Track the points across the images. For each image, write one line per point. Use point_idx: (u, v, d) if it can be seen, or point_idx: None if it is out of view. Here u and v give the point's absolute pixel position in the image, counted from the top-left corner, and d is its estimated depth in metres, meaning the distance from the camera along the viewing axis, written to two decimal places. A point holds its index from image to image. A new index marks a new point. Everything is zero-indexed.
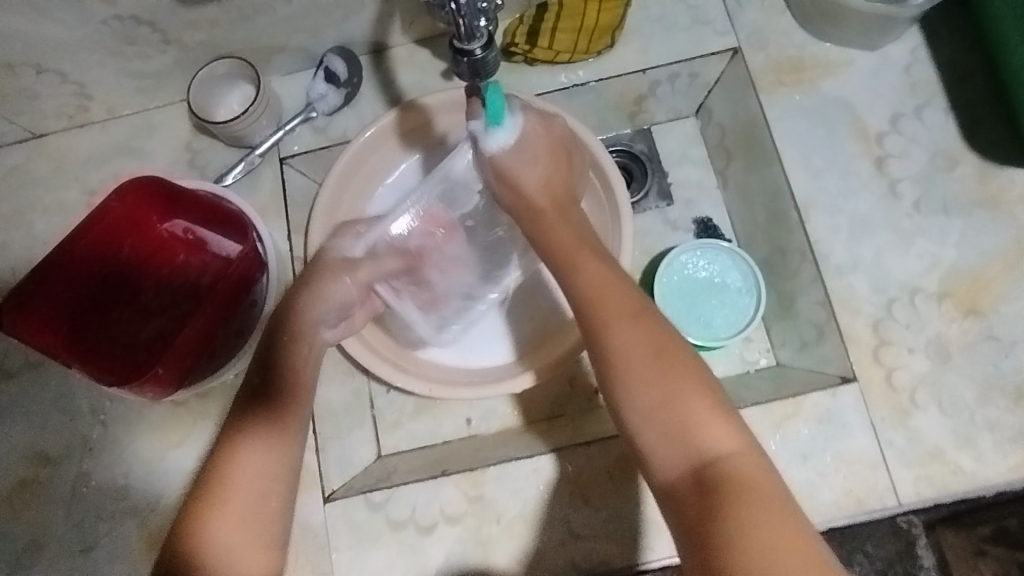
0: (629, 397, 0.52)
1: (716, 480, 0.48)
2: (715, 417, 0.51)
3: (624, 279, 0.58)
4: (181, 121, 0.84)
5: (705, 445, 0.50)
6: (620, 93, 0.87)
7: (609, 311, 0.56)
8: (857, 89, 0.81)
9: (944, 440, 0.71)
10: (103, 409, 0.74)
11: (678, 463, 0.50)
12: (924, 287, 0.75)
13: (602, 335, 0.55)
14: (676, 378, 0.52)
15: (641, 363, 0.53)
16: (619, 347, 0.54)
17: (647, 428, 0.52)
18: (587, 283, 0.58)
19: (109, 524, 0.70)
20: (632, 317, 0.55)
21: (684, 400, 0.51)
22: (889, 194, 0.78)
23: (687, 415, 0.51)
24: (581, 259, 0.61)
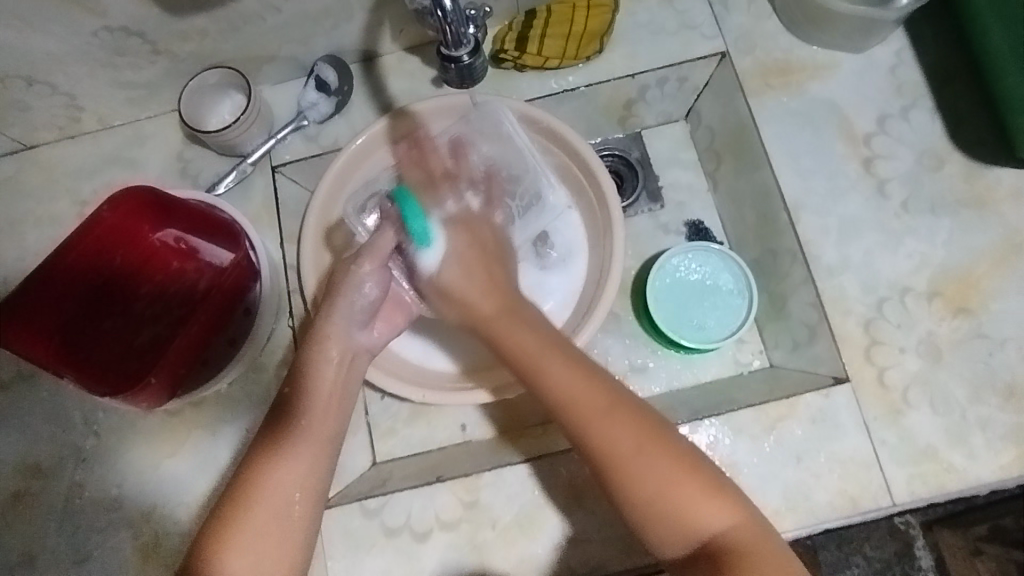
0: (626, 492, 0.52)
1: (723, 564, 0.51)
2: (717, 507, 0.52)
3: (593, 376, 0.55)
4: (173, 131, 0.84)
5: (709, 527, 0.52)
6: (610, 98, 0.88)
7: (588, 416, 0.54)
8: (844, 91, 0.82)
9: (936, 438, 0.71)
10: (96, 420, 0.73)
11: (682, 544, 0.52)
12: (914, 286, 0.76)
13: (588, 438, 0.54)
14: (671, 475, 0.52)
15: (639, 459, 0.52)
16: (605, 445, 0.53)
17: (646, 520, 0.52)
18: (553, 383, 0.55)
19: (103, 535, 0.70)
20: (616, 417, 0.54)
21: (680, 494, 0.52)
22: (877, 194, 0.79)
23: (687, 510, 0.52)
24: (546, 362, 0.56)
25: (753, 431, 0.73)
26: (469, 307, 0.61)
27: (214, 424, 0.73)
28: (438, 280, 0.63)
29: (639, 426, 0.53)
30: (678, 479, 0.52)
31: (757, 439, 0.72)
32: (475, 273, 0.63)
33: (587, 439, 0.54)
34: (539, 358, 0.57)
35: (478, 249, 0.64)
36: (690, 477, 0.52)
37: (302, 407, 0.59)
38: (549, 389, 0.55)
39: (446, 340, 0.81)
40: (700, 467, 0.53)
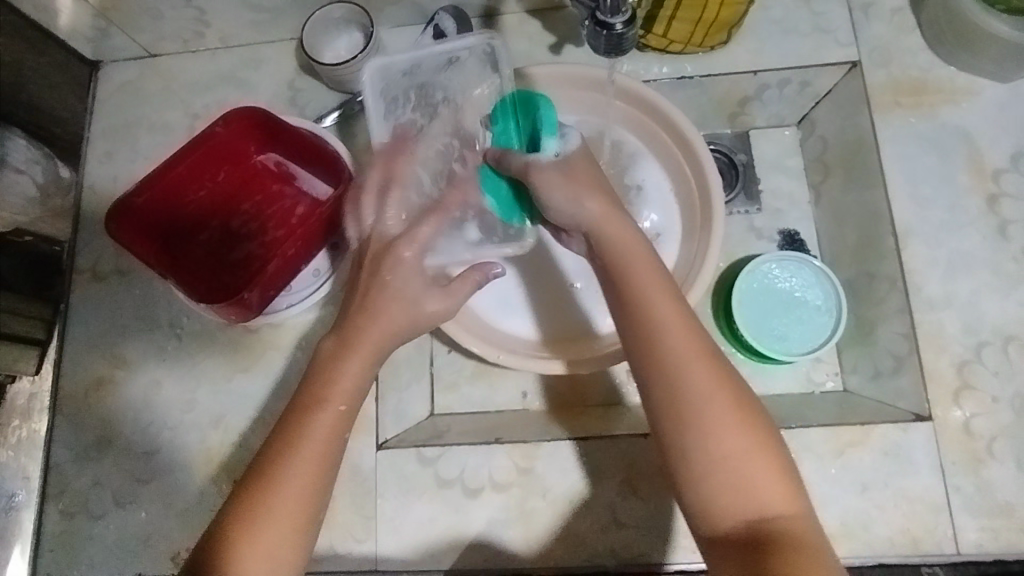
0: (688, 445, 0.51)
1: (773, 542, 0.48)
2: (777, 483, 0.50)
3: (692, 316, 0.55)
4: (288, 59, 0.85)
5: (768, 505, 0.49)
6: (726, 91, 0.85)
7: (680, 352, 0.53)
8: (979, 121, 0.78)
9: (1017, 495, 0.68)
10: (181, 324, 0.76)
11: (738, 515, 0.49)
12: (1020, 336, 0.72)
13: (672, 373, 0.52)
14: (746, 431, 0.51)
15: (712, 413, 0.51)
16: (689, 384, 0.52)
17: (711, 475, 0.50)
18: (654, 309, 0.55)
19: (173, 432, 0.73)
20: (704, 360, 0.53)
21: (751, 458, 0.50)
22: (997, 234, 0.75)
23: (750, 478, 0.50)
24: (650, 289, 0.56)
25: (821, 452, 0.71)
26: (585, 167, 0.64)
27: (289, 348, 0.75)
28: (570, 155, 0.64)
29: (724, 377, 0.52)
30: (746, 442, 0.51)
31: (823, 462, 0.71)
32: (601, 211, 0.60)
33: (666, 373, 0.52)
34: (647, 276, 0.56)
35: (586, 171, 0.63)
36: (760, 445, 0.51)
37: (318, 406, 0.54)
38: (644, 311, 0.55)
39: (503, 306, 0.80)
40: (772, 445, 0.51)
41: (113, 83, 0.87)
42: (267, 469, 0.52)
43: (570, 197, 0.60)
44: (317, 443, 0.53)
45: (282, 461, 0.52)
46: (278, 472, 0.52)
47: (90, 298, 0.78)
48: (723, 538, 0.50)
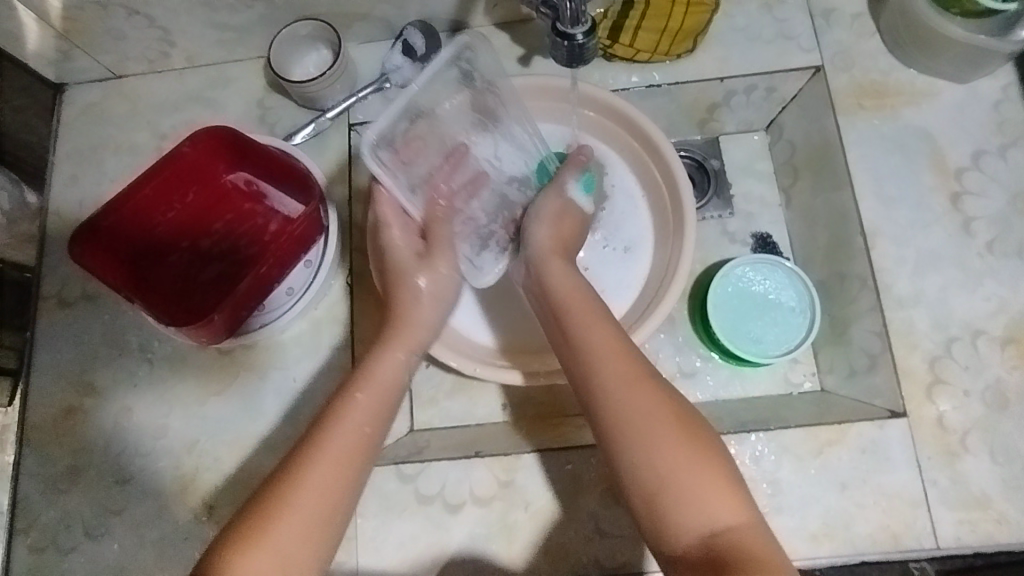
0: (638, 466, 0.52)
1: (729, 557, 0.47)
2: (729, 498, 0.50)
3: (628, 346, 0.58)
4: (256, 78, 0.85)
5: (716, 519, 0.49)
6: (694, 98, 0.86)
7: (615, 378, 0.56)
8: (939, 121, 0.80)
9: (991, 487, 0.69)
10: (151, 348, 0.75)
11: (688, 534, 0.49)
12: (988, 330, 0.73)
13: (609, 398, 0.55)
14: (686, 445, 0.52)
15: (655, 433, 0.52)
16: (624, 406, 0.54)
17: (656, 495, 0.51)
18: (591, 344, 0.58)
19: (146, 459, 0.71)
20: (638, 381, 0.55)
21: (692, 472, 0.51)
22: (962, 230, 0.76)
23: (694, 491, 0.50)
24: (589, 326, 0.60)
25: (800, 453, 0.71)
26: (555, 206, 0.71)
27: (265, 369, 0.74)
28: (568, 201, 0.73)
29: (661, 396, 0.54)
30: (690, 457, 0.51)
31: (802, 462, 0.71)
32: (550, 246, 0.69)
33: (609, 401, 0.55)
34: (585, 317, 0.61)
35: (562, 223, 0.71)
36: (701, 458, 0.51)
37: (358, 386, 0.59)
38: (589, 348, 0.58)
39: (469, 315, 0.80)
40: (715, 456, 0.52)
41: (78, 105, 0.85)
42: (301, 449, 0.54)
43: (535, 222, 0.70)
44: (345, 425, 0.56)
45: (304, 451, 0.54)
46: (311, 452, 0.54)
47: (57, 325, 0.76)
48: (682, 559, 0.49)
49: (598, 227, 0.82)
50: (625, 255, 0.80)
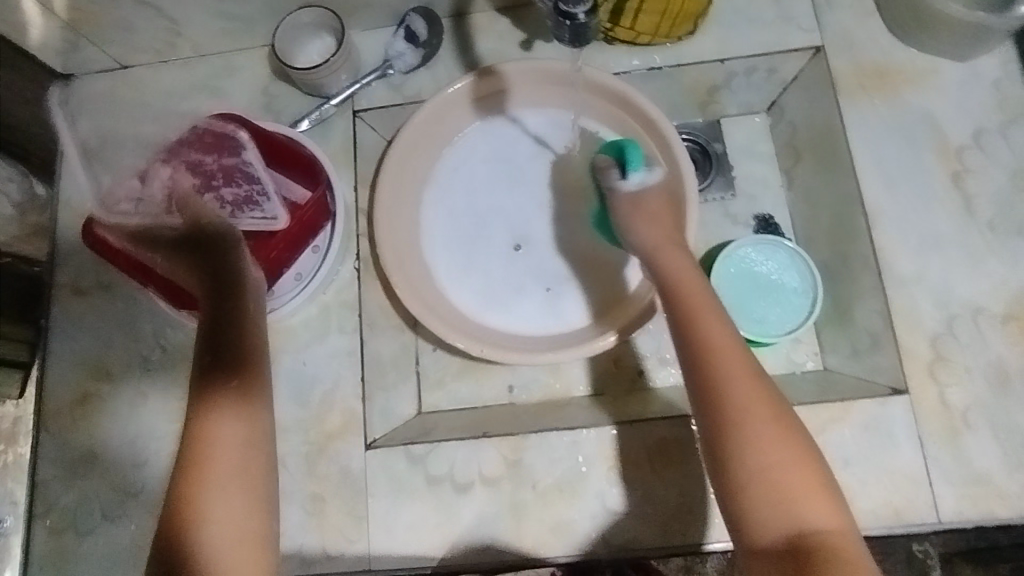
0: (733, 459, 0.54)
1: (814, 554, 0.49)
2: (824, 505, 0.52)
3: (742, 344, 0.59)
4: (260, 65, 0.85)
5: (807, 520, 0.51)
6: (695, 81, 0.87)
7: (727, 374, 0.57)
8: (941, 100, 0.80)
9: (993, 463, 0.70)
10: (164, 335, 0.76)
11: (776, 530, 0.51)
12: (990, 308, 0.74)
13: (720, 390, 0.56)
14: (788, 447, 0.53)
15: (759, 430, 0.54)
16: (734, 401, 0.56)
17: (751, 488, 0.53)
18: (707, 335, 0.60)
19: (160, 444, 0.73)
20: (749, 379, 0.57)
21: (792, 475, 0.52)
22: (963, 209, 0.77)
23: (790, 491, 0.52)
24: (704, 317, 0.61)
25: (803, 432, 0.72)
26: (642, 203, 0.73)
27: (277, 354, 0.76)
28: (640, 194, 0.73)
29: (768, 397, 0.56)
30: (788, 458, 0.53)
31: None
32: (660, 238, 0.69)
33: (717, 392, 0.56)
34: (697, 308, 0.62)
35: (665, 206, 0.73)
36: (803, 463, 0.53)
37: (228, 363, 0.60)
38: (703, 337, 0.60)
39: (501, 298, 0.80)
40: (814, 464, 0.53)
41: (85, 97, 0.86)
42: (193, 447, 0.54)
43: (631, 226, 0.71)
44: (226, 440, 0.55)
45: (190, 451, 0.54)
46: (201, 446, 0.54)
47: (73, 313, 0.78)
48: (761, 554, 0.51)
49: None
50: None
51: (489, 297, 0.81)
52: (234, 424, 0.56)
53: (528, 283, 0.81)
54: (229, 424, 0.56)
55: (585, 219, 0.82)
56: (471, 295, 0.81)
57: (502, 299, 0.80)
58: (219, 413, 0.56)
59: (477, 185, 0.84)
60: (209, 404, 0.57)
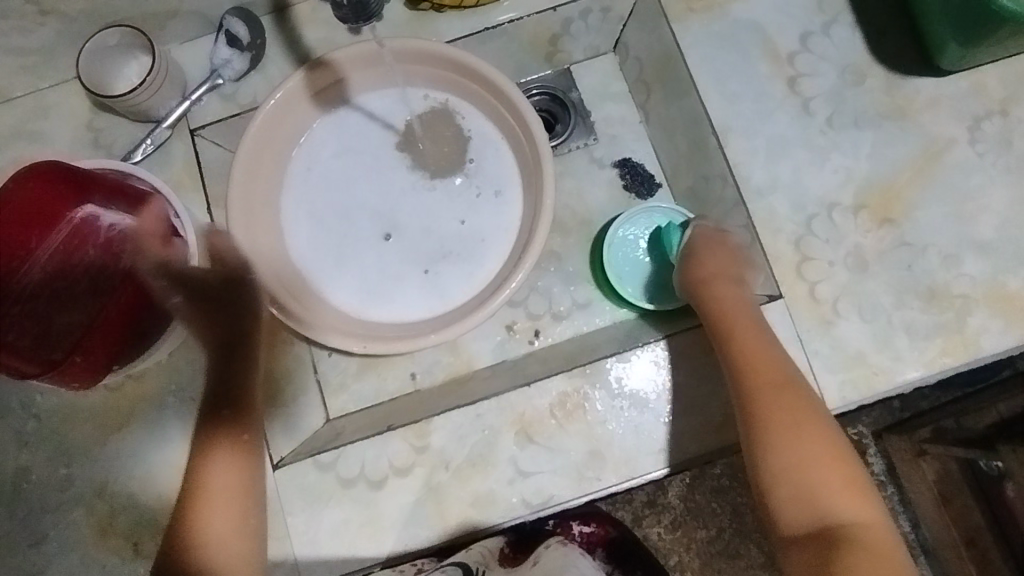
0: (774, 461, 0.63)
1: (841, 538, 0.57)
2: (857, 499, 0.60)
3: (780, 359, 0.68)
4: (78, 99, 0.79)
5: (836, 511, 0.59)
6: (534, 33, 0.86)
7: (762, 384, 0.66)
8: (765, 10, 0.82)
9: (865, 344, 0.74)
10: (35, 404, 0.73)
11: (805, 521, 0.60)
12: (841, 201, 0.78)
13: (754, 400, 0.66)
14: (817, 448, 0.62)
15: (790, 436, 0.63)
16: (767, 410, 0.65)
17: (781, 486, 0.62)
18: (741, 346, 0.68)
19: (55, 516, 0.70)
20: (782, 391, 0.66)
21: (821, 473, 0.61)
22: (803, 112, 0.80)
23: (819, 488, 0.61)
24: (741, 332, 0.69)
25: (694, 354, 0.73)
26: (700, 241, 0.78)
27: (160, 399, 0.73)
28: (693, 241, 0.79)
29: (800, 409, 0.65)
30: (819, 461, 0.62)
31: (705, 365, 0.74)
32: (719, 266, 0.76)
33: (756, 404, 0.65)
34: (737, 322, 0.70)
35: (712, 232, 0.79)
36: (833, 463, 0.62)
37: (241, 396, 0.67)
38: (737, 352, 0.68)
39: (383, 290, 0.79)
40: (847, 467, 0.62)
41: None
42: (197, 472, 0.62)
43: (691, 253, 0.78)
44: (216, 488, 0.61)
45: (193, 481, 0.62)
46: (202, 471, 0.62)
47: None
48: (794, 535, 0.60)
49: (465, 178, 0.82)
50: (498, 200, 0.81)
51: (373, 293, 0.79)
52: (230, 473, 0.63)
53: (410, 270, 0.80)
54: (220, 465, 0.63)
55: (451, 192, 0.81)
56: (351, 295, 0.79)
57: (382, 290, 0.79)
58: (211, 455, 0.63)
59: (336, 183, 0.82)
60: (206, 445, 0.64)
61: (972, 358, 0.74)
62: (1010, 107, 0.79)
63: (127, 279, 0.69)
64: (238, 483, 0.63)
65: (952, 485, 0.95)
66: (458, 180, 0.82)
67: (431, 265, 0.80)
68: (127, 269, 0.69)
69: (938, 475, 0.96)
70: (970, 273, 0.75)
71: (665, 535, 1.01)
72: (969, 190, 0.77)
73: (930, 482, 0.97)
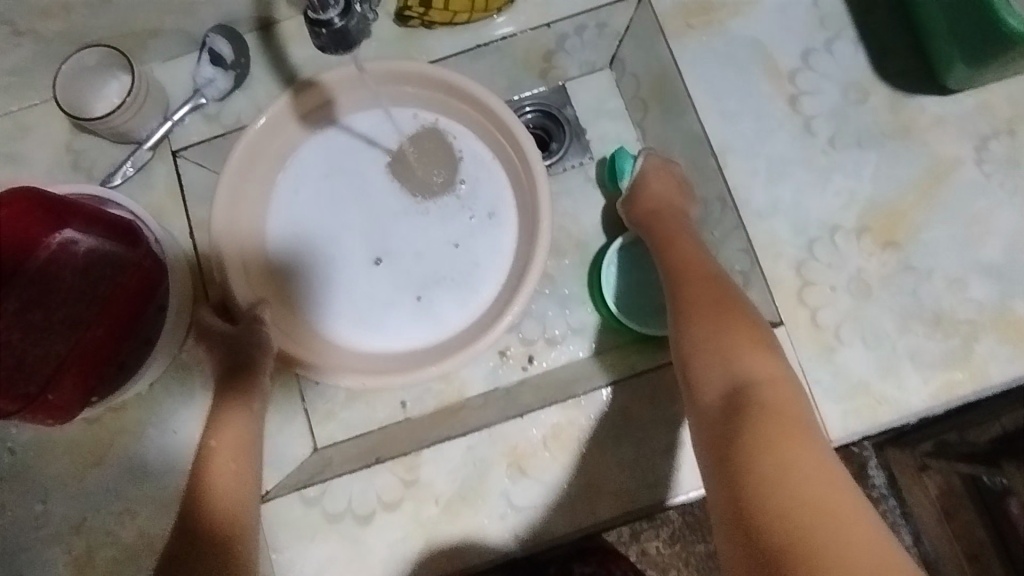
0: (691, 340, 0.62)
1: (746, 399, 0.56)
2: (768, 361, 0.59)
3: (706, 257, 0.70)
4: (57, 120, 0.77)
5: (743, 371, 0.58)
6: (527, 50, 0.84)
7: (687, 274, 0.68)
8: (765, 26, 0.79)
9: (869, 373, 0.72)
10: (10, 437, 0.70)
11: (715, 386, 0.58)
12: (844, 224, 0.75)
13: (678, 285, 0.67)
14: (733, 321, 0.62)
15: (707, 313, 0.63)
16: (688, 292, 0.66)
17: (698, 359, 0.61)
18: (675, 254, 0.71)
19: (31, 554, 0.68)
20: (702, 277, 0.67)
21: (733, 340, 0.60)
22: (804, 131, 0.77)
23: (731, 352, 0.59)
24: (677, 241, 0.73)
25: None
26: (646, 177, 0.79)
27: (142, 431, 0.71)
28: (643, 175, 0.80)
29: (718, 288, 0.65)
30: (734, 330, 0.61)
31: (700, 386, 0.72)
32: (666, 194, 0.78)
33: (678, 293, 0.66)
34: (671, 235, 0.74)
35: (659, 182, 0.79)
36: (747, 333, 0.61)
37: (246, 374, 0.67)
38: (670, 259, 0.71)
39: (375, 319, 0.77)
40: (763, 338, 0.61)
41: None
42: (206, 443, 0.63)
43: (641, 186, 0.79)
44: (224, 457, 0.61)
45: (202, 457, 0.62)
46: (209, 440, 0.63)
47: None
48: (706, 406, 0.58)
49: (457, 200, 0.80)
50: (490, 222, 0.79)
51: (367, 322, 0.77)
52: (234, 434, 0.63)
53: (401, 296, 0.78)
54: (227, 432, 0.63)
55: (443, 216, 0.79)
56: (350, 323, 0.77)
57: (378, 317, 0.77)
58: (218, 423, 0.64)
59: (321, 207, 0.79)
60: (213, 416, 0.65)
61: (980, 387, 0.71)
62: (1018, 126, 0.77)
63: (104, 310, 0.65)
64: (244, 444, 0.63)
65: (954, 499, 0.92)
66: (448, 202, 0.80)
67: (423, 290, 0.78)
68: (105, 299, 0.65)
69: (941, 491, 0.93)
70: (977, 298, 0.73)
71: (664, 550, 0.99)
72: (976, 212, 0.75)
73: (933, 498, 0.93)
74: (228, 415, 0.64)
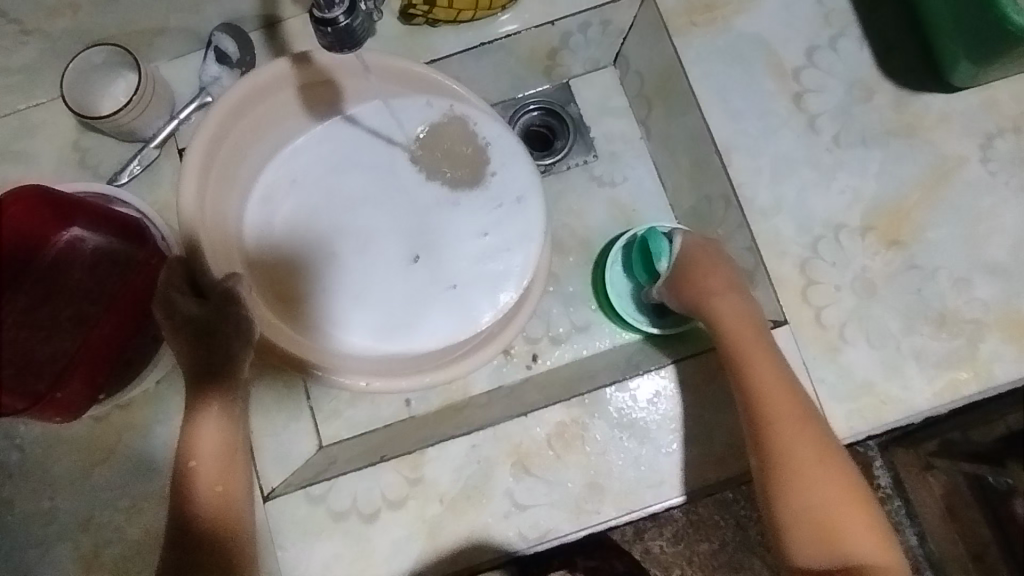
0: (793, 504, 0.61)
1: None
2: (875, 540, 0.60)
3: (789, 383, 0.65)
4: (64, 118, 0.77)
5: (854, 552, 0.59)
6: (531, 48, 0.84)
7: (777, 418, 0.63)
8: (770, 24, 0.79)
9: (873, 373, 0.72)
10: (18, 434, 0.71)
11: (824, 559, 0.59)
12: (848, 222, 0.75)
13: (769, 434, 0.63)
14: (837, 485, 0.61)
15: (808, 476, 0.61)
16: (784, 446, 0.62)
17: (802, 525, 0.60)
18: (752, 373, 0.64)
19: (39, 550, 0.68)
20: (798, 427, 0.63)
21: (842, 512, 0.60)
22: (808, 129, 0.77)
23: (841, 529, 0.59)
24: (747, 343, 0.66)
25: (702, 388, 0.70)
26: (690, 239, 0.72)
27: (149, 428, 0.71)
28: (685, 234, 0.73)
29: (816, 442, 0.62)
30: (836, 495, 0.61)
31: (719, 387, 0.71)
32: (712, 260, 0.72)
33: (776, 446, 0.62)
34: (740, 334, 0.67)
35: (709, 260, 0.72)
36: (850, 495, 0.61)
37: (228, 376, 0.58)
38: (748, 377, 0.65)
39: (399, 316, 0.78)
40: (863, 501, 0.61)
41: None
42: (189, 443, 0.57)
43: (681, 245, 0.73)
44: (210, 462, 0.57)
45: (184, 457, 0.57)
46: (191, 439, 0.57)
47: None
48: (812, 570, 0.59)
49: (486, 191, 0.80)
50: (519, 206, 0.79)
51: (390, 317, 0.77)
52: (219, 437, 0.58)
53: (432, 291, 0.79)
54: (210, 429, 0.57)
55: (475, 206, 0.80)
56: (372, 318, 0.77)
57: (397, 315, 0.78)
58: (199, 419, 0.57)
59: (339, 206, 0.80)
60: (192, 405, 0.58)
61: (985, 386, 0.71)
62: None
63: (114, 307, 0.65)
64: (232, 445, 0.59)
65: (959, 500, 0.92)
66: (478, 192, 0.80)
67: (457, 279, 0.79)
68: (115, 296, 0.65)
69: (946, 490, 0.93)
70: (982, 298, 0.73)
71: (667, 548, 0.99)
72: (981, 212, 0.75)
73: (936, 496, 0.94)
74: (210, 412, 0.58)
